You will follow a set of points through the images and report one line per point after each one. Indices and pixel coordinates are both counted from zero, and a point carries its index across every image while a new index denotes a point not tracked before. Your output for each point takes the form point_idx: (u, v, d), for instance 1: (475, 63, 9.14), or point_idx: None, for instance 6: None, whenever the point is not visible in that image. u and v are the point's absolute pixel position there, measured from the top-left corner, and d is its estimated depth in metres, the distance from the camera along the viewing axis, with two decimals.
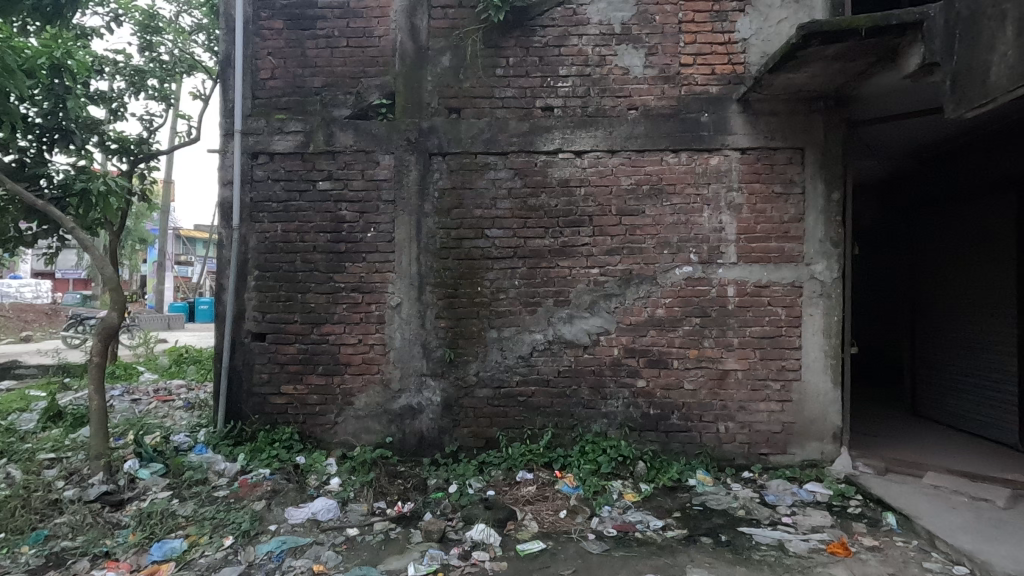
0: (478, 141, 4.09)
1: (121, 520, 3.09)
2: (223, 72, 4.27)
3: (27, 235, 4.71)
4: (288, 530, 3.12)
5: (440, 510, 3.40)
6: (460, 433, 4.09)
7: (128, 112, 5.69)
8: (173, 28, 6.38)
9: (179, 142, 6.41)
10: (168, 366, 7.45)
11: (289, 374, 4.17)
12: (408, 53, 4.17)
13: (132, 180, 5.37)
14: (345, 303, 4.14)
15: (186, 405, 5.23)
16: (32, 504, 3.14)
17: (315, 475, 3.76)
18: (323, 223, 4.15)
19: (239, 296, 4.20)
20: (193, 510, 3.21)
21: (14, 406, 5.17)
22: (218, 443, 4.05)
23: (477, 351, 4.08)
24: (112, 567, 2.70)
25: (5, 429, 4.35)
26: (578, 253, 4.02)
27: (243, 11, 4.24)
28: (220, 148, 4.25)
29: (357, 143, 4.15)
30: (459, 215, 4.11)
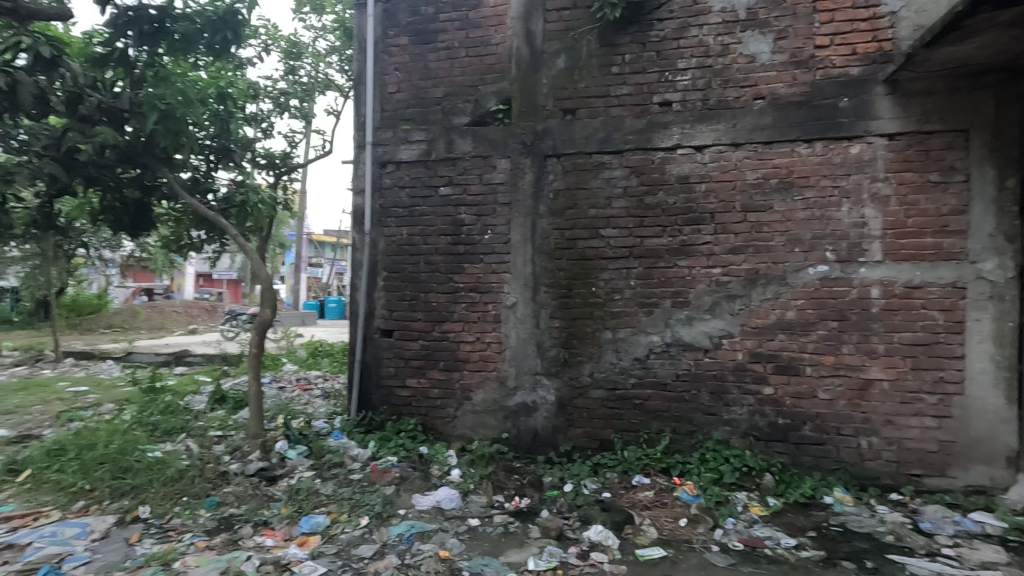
0: (593, 141, 4.08)
1: (275, 493, 3.49)
2: (357, 90, 4.65)
3: (198, 242, 5.46)
4: (416, 515, 3.33)
5: (556, 508, 3.45)
6: (574, 433, 4.10)
7: (275, 130, 6.38)
8: (312, 52, 7.06)
9: (315, 155, 7.08)
10: (306, 358, 8.26)
11: (414, 369, 4.44)
12: (524, 58, 4.26)
13: (277, 191, 6.00)
14: (464, 303, 4.32)
15: (323, 394, 5.75)
16: (207, 474, 3.64)
17: (438, 465, 3.98)
18: (444, 226, 4.37)
19: (370, 295, 4.56)
20: (333, 490, 3.53)
21: (189, 389, 6.03)
22: (352, 429, 4.42)
23: (591, 352, 4.06)
24: (270, 535, 3.06)
25: (184, 408, 5.09)
26: (698, 252, 3.86)
27: (374, 32, 4.60)
28: (354, 159, 4.64)
29: (475, 149, 4.32)
30: (574, 216, 4.12)
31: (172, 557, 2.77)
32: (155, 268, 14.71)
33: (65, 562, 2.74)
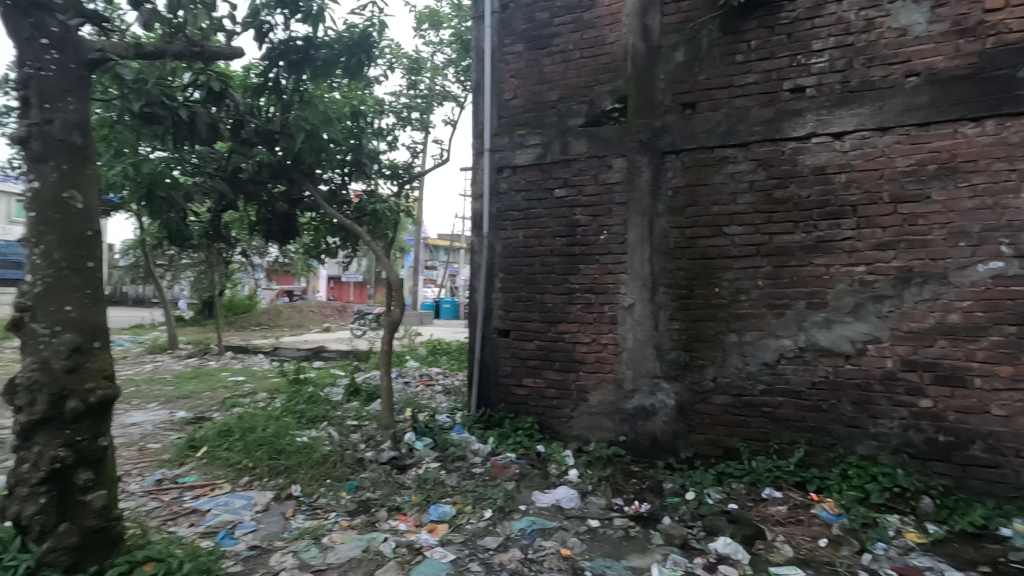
0: (715, 134, 3.90)
1: (405, 481, 3.74)
2: (475, 99, 4.85)
3: (333, 248, 6.01)
4: (536, 511, 3.40)
5: (678, 516, 3.34)
6: (695, 440, 3.94)
7: (398, 142, 6.82)
8: (432, 67, 7.48)
9: (434, 163, 7.47)
10: (426, 356, 8.74)
11: (530, 368, 4.53)
12: (640, 54, 4.18)
13: (401, 199, 6.41)
14: (579, 303, 4.33)
15: (444, 390, 6.05)
16: (346, 459, 4.00)
17: (555, 464, 4.02)
18: (559, 228, 4.42)
19: (488, 295, 4.72)
20: (458, 482, 3.71)
21: (327, 381, 6.65)
22: (472, 425, 4.60)
23: (714, 355, 3.88)
24: (403, 520, 3.29)
25: (325, 398, 5.63)
26: (838, 249, 3.54)
27: (491, 42, 4.77)
28: (473, 165, 4.84)
29: (590, 150, 4.31)
30: (695, 214, 3.96)
31: (322, 532, 3.08)
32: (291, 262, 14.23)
33: (237, 528, 3.15)
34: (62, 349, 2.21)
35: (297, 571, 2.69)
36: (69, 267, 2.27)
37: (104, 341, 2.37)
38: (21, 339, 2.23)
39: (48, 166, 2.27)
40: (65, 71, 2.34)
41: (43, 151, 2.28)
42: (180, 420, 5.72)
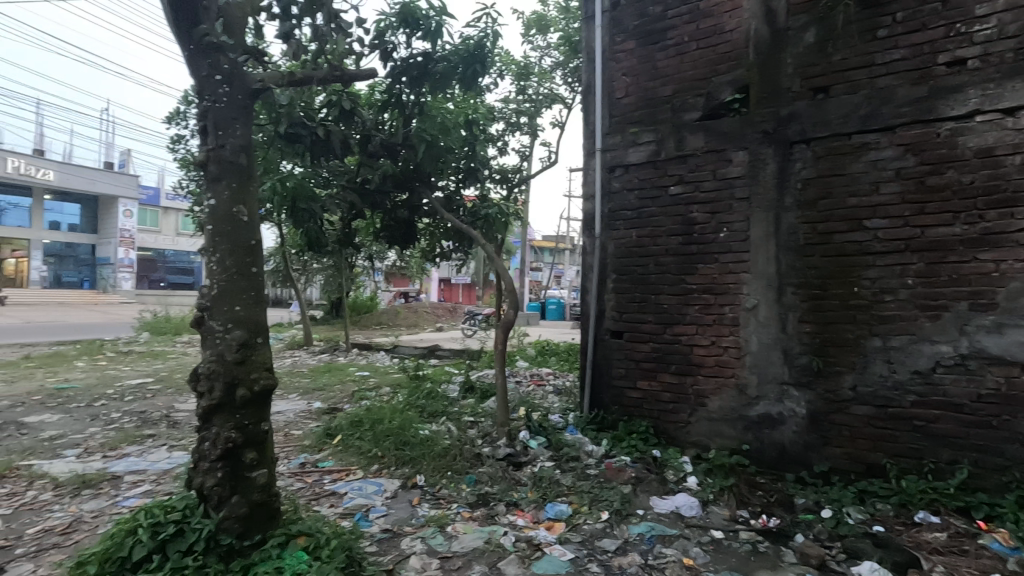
0: (853, 119, 3.56)
1: (521, 478, 3.83)
2: (586, 100, 4.84)
3: (448, 251, 6.31)
4: (655, 517, 3.33)
5: (814, 534, 3.10)
6: (831, 453, 3.62)
7: (508, 147, 6.99)
8: (540, 71, 7.58)
9: (542, 166, 7.57)
10: (535, 356, 8.88)
11: (645, 370, 4.43)
12: (764, 39, 3.93)
13: (510, 203, 6.56)
14: (697, 304, 4.16)
15: (555, 390, 6.10)
16: (465, 454, 4.17)
17: (673, 470, 3.90)
18: (674, 226, 4.28)
19: (600, 296, 4.69)
20: (573, 482, 3.73)
21: (443, 378, 6.99)
22: (585, 426, 4.59)
23: (853, 362, 3.54)
24: (521, 515, 3.37)
25: (443, 394, 5.93)
26: (1010, 242, 3.08)
27: (602, 41, 4.73)
28: (584, 166, 4.83)
29: (708, 144, 4.13)
30: (828, 207, 3.64)
31: (446, 521, 3.25)
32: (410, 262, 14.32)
33: (371, 512, 3.41)
34: (232, 344, 2.54)
35: (426, 556, 2.86)
36: (238, 273, 2.61)
37: (265, 338, 2.68)
38: (202, 335, 2.60)
39: (222, 185, 2.63)
40: (234, 102, 2.70)
41: (217, 172, 2.63)
42: (317, 410, 6.30)
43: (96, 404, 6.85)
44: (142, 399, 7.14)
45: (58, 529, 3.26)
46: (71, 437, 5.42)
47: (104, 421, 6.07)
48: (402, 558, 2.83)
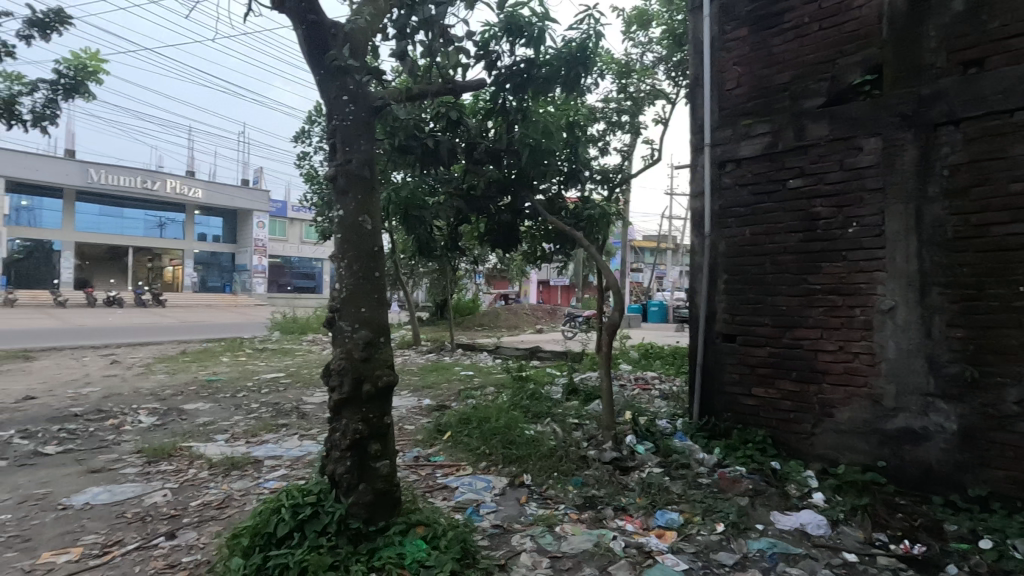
0: (1015, 94, 3.13)
1: (629, 483, 3.77)
2: (693, 94, 4.66)
3: (549, 253, 6.37)
4: (776, 534, 3.12)
5: (969, 566, 2.74)
6: (990, 475, 3.19)
7: (609, 147, 6.90)
8: (641, 68, 7.40)
9: (645, 165, 7.39)
10: (639, 359, 8.68)
11: (761, 377, 4.17)
12: (901, 12, 3.56)
13: (612, 203, 6.45)
14: (821, 306, 3.84)
15: (662, 395, 5.92)
16: (570, 455, 4.18)
17: (795, 484, 3.63)
18: (794, 222, 3.98)
19: (710, 297, 4.48)
20: (684, 490, 3.60)
21: (546, 379, 7.05)
22: (695, 433, 4.41)
23: (1019, 372, 3.09)
24: (630, 521, 3.32)
25: (547, 396, 5.98)
26: None
27: (710, 31, 4.52)
28: (692, 163, 4.65)
29: (833, 132, 3.80)
30: (984, 195, 3.21)
31: (554, 521, 3.27)
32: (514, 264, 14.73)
33: (481, 507, 3.52)
34: (358, 343, 2.76)
35: (536, 554, 2.91)
36: (363, 277, 2.83)
37: (387, 337, 2.87)
38: (332, 334, 2.84)
39: (348, 197, 2.86)
40: (358, 119, 2.93)
41: (345, 185, 2.87)
42: (426, 407, 6.62)
43: (239, 395, 7.71)
44: (276, 392, 7.92)
45: (215, 504, 3.72)
46: (221, 424, 6.15)
47: (246, 410, 6.82)
48: (513, 554, 2.90)
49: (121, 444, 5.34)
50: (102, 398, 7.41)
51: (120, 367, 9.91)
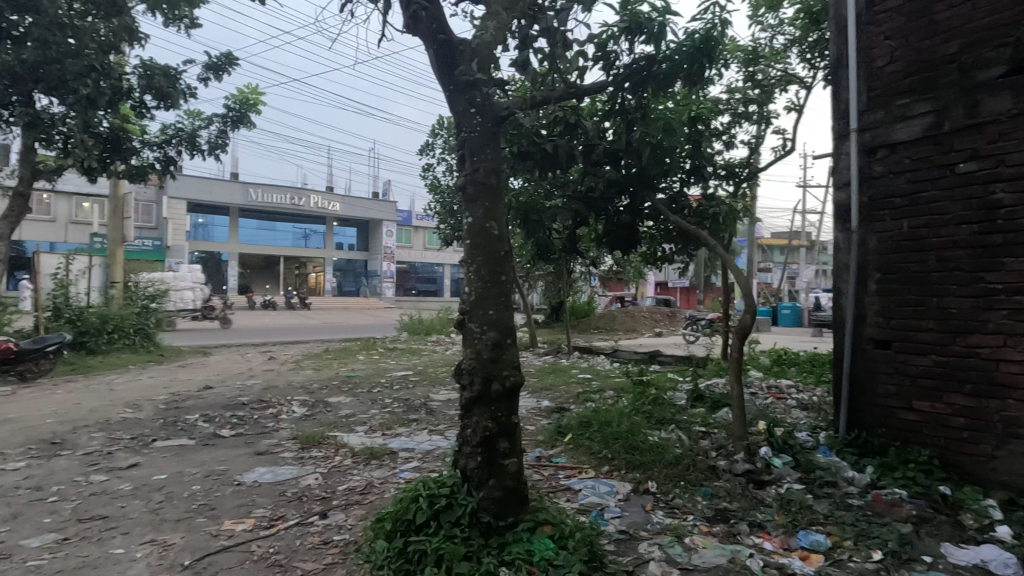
0: None
1: (765, 499, 3.52)
2: (835, 74, 4.26)
3: (669, 254, 6.15)
4: (950, 569, 2.75)
5: None
6: None
7: (735, 140, 6.50)
8: (772, 52, 6.89)
9: (776, 156, 6.86)
10: (770, 365, 8.07)
11: (925, 390, 3.68)
12: None
13: (738, 199, 6.07)
14: (1004, 308, 3.31)
15: (800, 405, 5.46)
16: (698, 464, 3.99)
17: (972, 514, 3.18)
18: (966, 212, 3.47)
19: (859, 300, 4.05)
20: (831, 511, 3.30)
21: (668, 385, 6.81)
22: (842, 448, 4.01)
23: None
24: (768, 539, 3.09)
25: (670, 401, 5.77)
26: None
27: (855, 5, 4.09)
28: (835, 151, 4.25)
29: (1018, 105, 3.29)
30: None
31: (683, 532, 3.16)
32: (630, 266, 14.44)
33: (606, 511, 3.49)
34: (487, 344, 2.87)
35: (666, 564, 2.83)
36: (491, 280, 2.94)
37: (513, 339, 2.95)
38: (462, 334, 2.99)
39: (477, 205, 3.00)
40: (485, 130, 3.06)
41: (473, 194, 3.01)
42: (546, 408, 6.70)
43: (374, 390, 8.37)
44: (405, 389, 8.49)
45: (358, 489, 4.08)
46: (360, 416, 6.72)
47: (381, 404, 7.40)
48: (641, 562, 2.85)
49: (280, 431, 6.05)
50: (264, 389, 8.44)
51: (276, 363, 11.24)
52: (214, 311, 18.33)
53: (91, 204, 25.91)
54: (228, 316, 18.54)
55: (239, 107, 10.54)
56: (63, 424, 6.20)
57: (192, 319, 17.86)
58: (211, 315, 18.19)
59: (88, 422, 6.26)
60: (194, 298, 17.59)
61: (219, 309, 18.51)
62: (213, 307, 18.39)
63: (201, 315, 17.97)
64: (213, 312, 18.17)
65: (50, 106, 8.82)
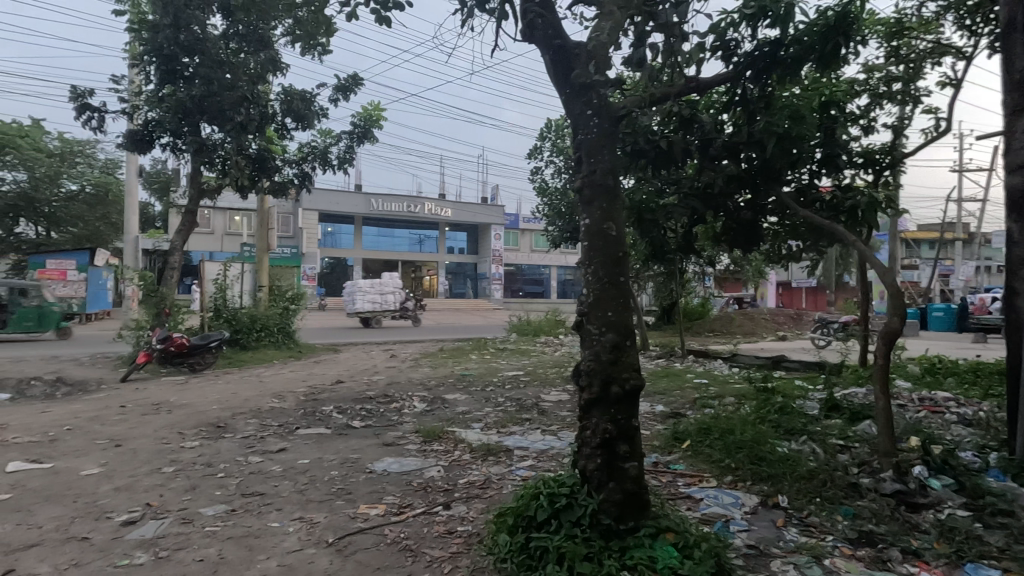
0: None
1: (919, 523, 3.19)
2: (1006, 40, 4.03)
3: (796, 252, 5.70)
4: None
5: None
6: None
7: (875, 124, 5.84)
8: (920, 22, 6.12)
9: (926, 139, 6.07)
10: (921, 374, 7.17)
11: None
12: None
13: (878, 190, 5.46)
14: None
15: (963, 421, 4.80)
16: (837, 481, 3.67)
17: None
18: None
19: None
20: (1007, 544, 2.94)
21: (797, 393, 6.30)
22: (1019, 474, 3.60)
23: None
24: (927, 569, 2.79)
25: (800, 411, 5.33)
26: None
27: None
28: (1007, 129, 3.95)
29: None
30: None
31: (822, 552, 2.93)
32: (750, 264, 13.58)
33: (731, 524, 3.30)
34: (606, 345, 2.87)
35: None
36: (610, 281, 2.93)
37: (633, 340, 2.92)
38: (581, 335, 3.00)
39: (594, 206, 3.00)
40: (601, 129, 3.06)
41: (591, 195, 3.02)
42: (661, 413, 6.49)
43: (487, 389, 8.63)
44: (517, 389, 8.65)
45: (478, 484, 4.25)
46: (475, 414, 6.96)
47: (494, 403, 7.62)
48: None
49: (404, 424, 6.45)
50: (387, 385, 9.05)
51: (397, 360, 11.99)
52: (408, 310, 20.26)
53: (242, 217, 29.41)
54: (419, 315, 20.59)
55: (364, 124, 11.42)
56: (225, 410, 7.10)
57: (393, 318, 19.92)
58: (406, 315, 20.14)
59: (244, 409, 7.11)
60: (397, 300, 19.61)
61: (414, 309, 20.34)
62: (407, 308, 20.25)
63: (400, 314, 19.85)
64: (409, 312, 19.92)
65: (212, 133, 10.17)
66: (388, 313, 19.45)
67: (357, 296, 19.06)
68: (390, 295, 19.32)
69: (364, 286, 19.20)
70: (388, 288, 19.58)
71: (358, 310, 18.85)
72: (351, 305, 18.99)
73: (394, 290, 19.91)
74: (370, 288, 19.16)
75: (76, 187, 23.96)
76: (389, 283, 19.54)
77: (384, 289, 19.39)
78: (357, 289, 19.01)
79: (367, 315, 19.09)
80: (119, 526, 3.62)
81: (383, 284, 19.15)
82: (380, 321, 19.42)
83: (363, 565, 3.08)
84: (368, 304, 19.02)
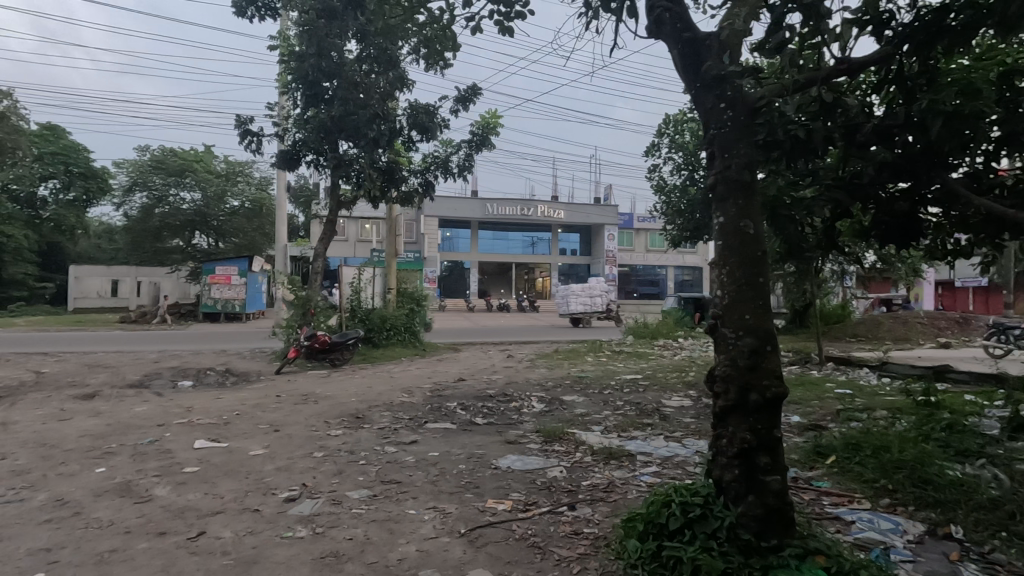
0: None
1: None
2: None
3: (965, 246, 4.93)
4: None
5: None
6: None
7: None
8: None
9: None
10: None
11: None
12: None
13: None
14: None
15: None
16: None
17: None
18: None
19: None
20: None
21: (969, 409, 5.49)
22: None
23: None
24: None
25: (974, 430, 4.64)
26: None
27: None
28: None
29: None
30: None
31: None
32: (902, 261, 12.10)
33: (892, 552, 2.96)
34: (744, 350, 2.71)
35: None
36: (747, 283, 2.76)
37: (774, 345, 2.74)
38: (715, 339, 2.87)
39: (728, 204, 2.87)
40: (736, 124, 2.93)
41: (725, 192, 2.89)
42: (799, 423, 6.00)
43: (606, 392, 8.56)
44: (636, 392, 8.48)
45: (602, 487, 4.22)
46: (594, 416, 6.94)
47: (613, 406, 7.53)
48: None
49: (524, 423, 6.60)
50: (506, 385, 9.31)
51: (514, 360, 12.31)
52: (611, 311, 21.73)
53: (372, 225, 31.95)
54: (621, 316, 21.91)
55: (482, 132, 11.85)
56: (362, 402, 7.75)
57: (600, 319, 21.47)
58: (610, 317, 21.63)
59: (378, 403, 7.71)
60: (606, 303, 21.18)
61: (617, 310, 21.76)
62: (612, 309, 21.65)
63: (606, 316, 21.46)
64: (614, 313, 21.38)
65: (349, 150, 11.12)
66: (596, 313, 20.98)
67: (572, 299, 21.06)
68: (599, 297, 20.94)
69: (575, 289, 21.30)
70: (596, 290, 21.43)
71: (572, 311, 20.76)
72: (566, 307, 20.92)
73: (601, 292, 21.56)
74: (582, 292, 21.04)
75: (238, 203, 27.55)
76: (594, 286, 21.20)
77: (594, 291, 21.08)
78: (570, 292, 20.96)
79: (579, 314, 20.90)
80: (282, 502, 4.09)
81: (593, 287, 20.84)
82: (589, 321, 21.17)
83: (494, 558, 3.19)
84: (582, 305, 20.82)
